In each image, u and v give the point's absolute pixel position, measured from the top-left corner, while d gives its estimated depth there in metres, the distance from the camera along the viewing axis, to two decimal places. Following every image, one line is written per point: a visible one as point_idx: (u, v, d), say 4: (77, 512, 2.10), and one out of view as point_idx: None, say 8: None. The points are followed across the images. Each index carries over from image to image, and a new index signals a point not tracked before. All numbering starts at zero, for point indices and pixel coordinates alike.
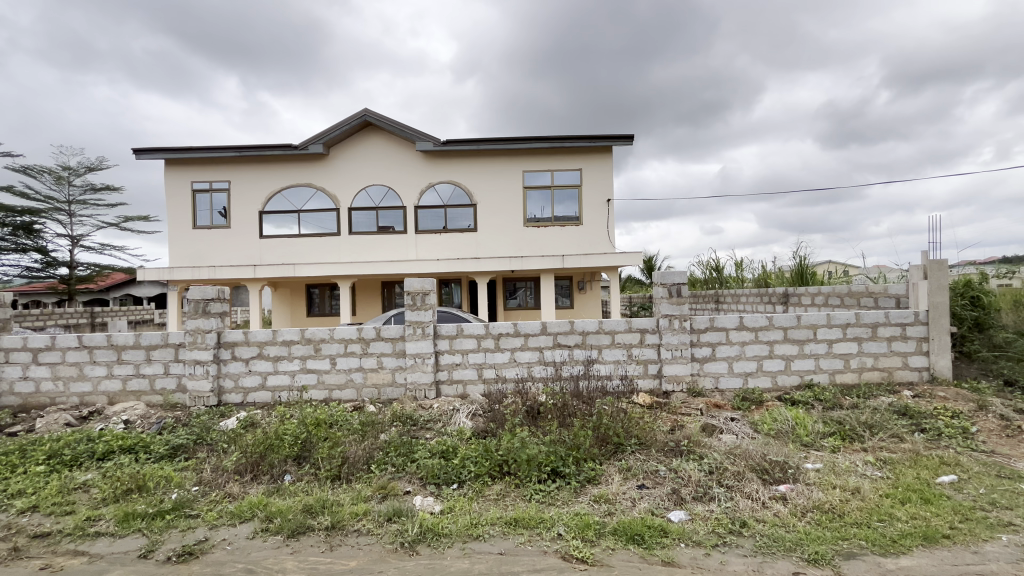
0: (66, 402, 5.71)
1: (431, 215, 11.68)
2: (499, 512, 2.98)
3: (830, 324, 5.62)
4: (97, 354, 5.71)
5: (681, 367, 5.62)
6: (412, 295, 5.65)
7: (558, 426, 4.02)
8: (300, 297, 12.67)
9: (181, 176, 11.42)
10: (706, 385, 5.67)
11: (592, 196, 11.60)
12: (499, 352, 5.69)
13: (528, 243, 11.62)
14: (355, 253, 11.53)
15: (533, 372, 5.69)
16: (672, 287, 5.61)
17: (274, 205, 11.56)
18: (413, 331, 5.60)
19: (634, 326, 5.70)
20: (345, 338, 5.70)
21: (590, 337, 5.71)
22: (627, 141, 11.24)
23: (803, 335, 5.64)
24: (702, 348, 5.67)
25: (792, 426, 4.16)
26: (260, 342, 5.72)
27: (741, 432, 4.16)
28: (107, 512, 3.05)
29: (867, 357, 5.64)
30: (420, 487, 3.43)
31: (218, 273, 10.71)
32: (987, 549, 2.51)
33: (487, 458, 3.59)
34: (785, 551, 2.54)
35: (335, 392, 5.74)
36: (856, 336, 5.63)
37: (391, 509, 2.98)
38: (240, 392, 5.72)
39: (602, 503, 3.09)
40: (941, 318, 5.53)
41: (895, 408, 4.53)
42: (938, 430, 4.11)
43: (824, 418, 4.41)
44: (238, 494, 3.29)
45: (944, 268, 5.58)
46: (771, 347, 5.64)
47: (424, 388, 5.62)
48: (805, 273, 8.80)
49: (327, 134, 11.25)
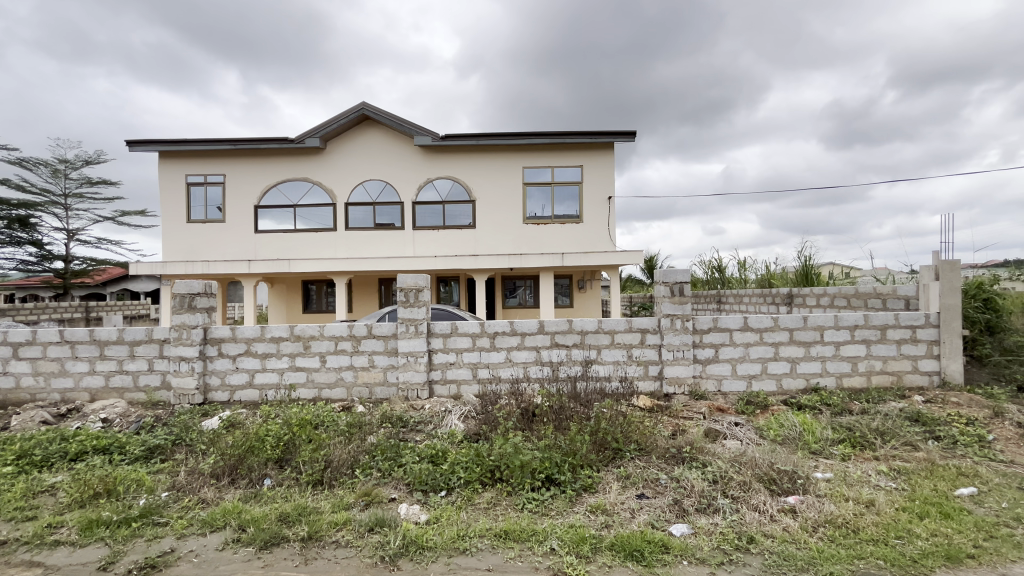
0: (45, 398, 5.51)
1: (429, 212, 11.47)
2: (488, 524, 2.79)
3: (838, 326, 5.44)
4: (79, 349, 5.53)
5: (683, 369, 5.41)
6: (405, 292, 5.44)
7: (553, 429, 3.82)
8: (296, 293, 12.53)
9: (175, 169, 11.24)
10: (708, 388, 5.47)
11: (593, 193, 11.39)
12: (494, 351, 5.50)
13: (528, 241, 11.42)
14: (351, 249, 11.34)
15: (529, 372, 5.49)
16: (675, 287, 5.41)
17: (270, 200, 11.38)
18: (407, 329, 5.42)
19: (635, 326, 5.51)
20: (335, 335, 5.52)
21: (589, 337, 5.51)
22: (629, 138, 11.05)
23: (809, 336, 5.45)
24: (705, 349, 5.48)
25: (800, 432, 3.96)
26: (247, 339, 5.54)
27: (745, 437, 4.00)
28: (71, 519, 2.86)
29: (876, 360, 5.46)
30: (406, 493, 3.24)
31: (211, 268, 10.53)
32: (1016, 571, 2.31)
33: (478, 463, 3.41)
34: (796, 571, 2.34)
35: (325, 391, 5.54)
36: (864, 339, 5.45)
37: (373, 518, 2.80)
38: (226, 390, 5.53)
39: (599, 514, 2.90)
40: (954, 320, 5.36)
41: (907, 415, 4.34)
42: (953, 438, 3.91)
43: (833, 424, 4.20)
44: (212, 499, 3.11)
45: (956, 269, 5.40)
46: (776, 349, 5.46)
47: (416, 388, 5.42)
48: (811, 274, 8.57)
49: (324, 128, 11.08)
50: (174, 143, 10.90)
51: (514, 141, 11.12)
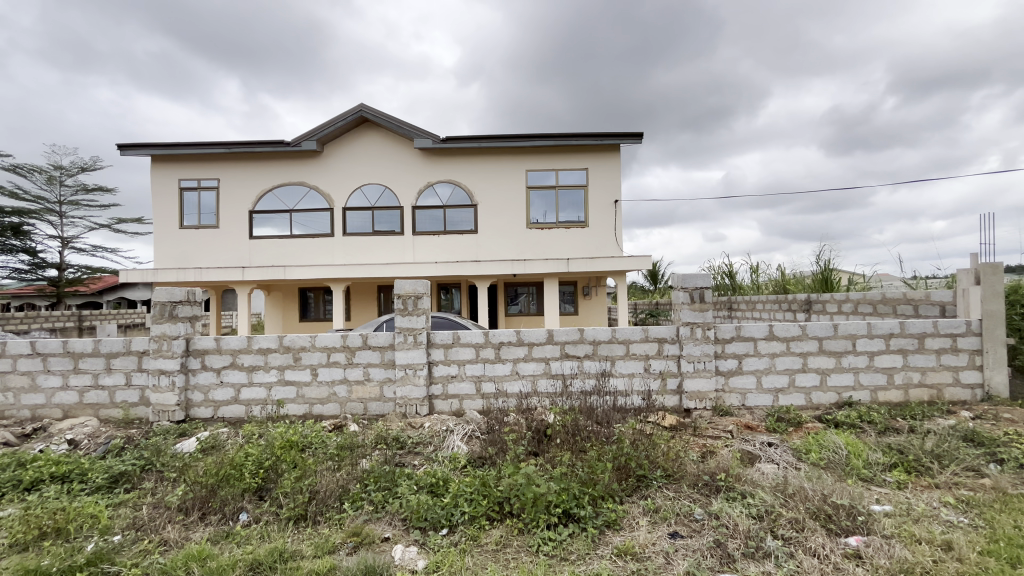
0: (14, 416, 5.10)
1: (429, 216, 11.09)
2: (499, 572, 2.36)
3: (871, 334, 5.01)
4: (52, 362, 5.11)
5: (704, 382, 4.97)
6: (403, 299, 5.02)
7: (568, 453, 3.39)
8: (293, 301, 12.12)
9: (167, 174, 10.87)
10: (733, 402, 5.03)
11: (599, 197, 11.00)
12: (499, 364, 5.07)
13: (531, 246, 11.04)
14: (349, 255, 10.95)
15: (538, 386, 5.06)
16: (695, 293, 4.99)
17: (266, 205, 11.02)
18: (404, 339, 4.99)
19: (651, 335, 5.08)
20: (327, 347, 5.09)
21: (602, 348, 5.09)
22: (636, 140, 10.69)
23: (840, 346, 5.03)
24: (728, 360, 5.06)
25: (845, 455, 3.52)
26: (233, 351, 5.12)
27: (782, 461, 3.57)
28: (6, 568, 2.44)
29: (913, 371, 5.02)
30: (402, 532, 2.80)
31: (204, 275, 10.14)
32: None
33: (484, 494, 2.98)
34: None
35: (316, 407, 5.11)
36: (899, 348, 5.02)
37: (360, 566, 2.36)
38: (210, 406, 5.11)
39: (627, 559, 2.46)
40: (998, 327, 4.93)
41: (960, 434, 3.90)
42: (1019, 462, 3.47)
43: (880, 445, 3.75)
44: (176, 541, 2.68)
45: (1000, 272, 4.98)
46: (804, 360, 5.04)
47: (415, 403, 4.99)
48: (831, 279, 8.10)
49: (322, 130, 10.73)
50: (166, 146, 10.55)
51: (517, 143, 10.74)
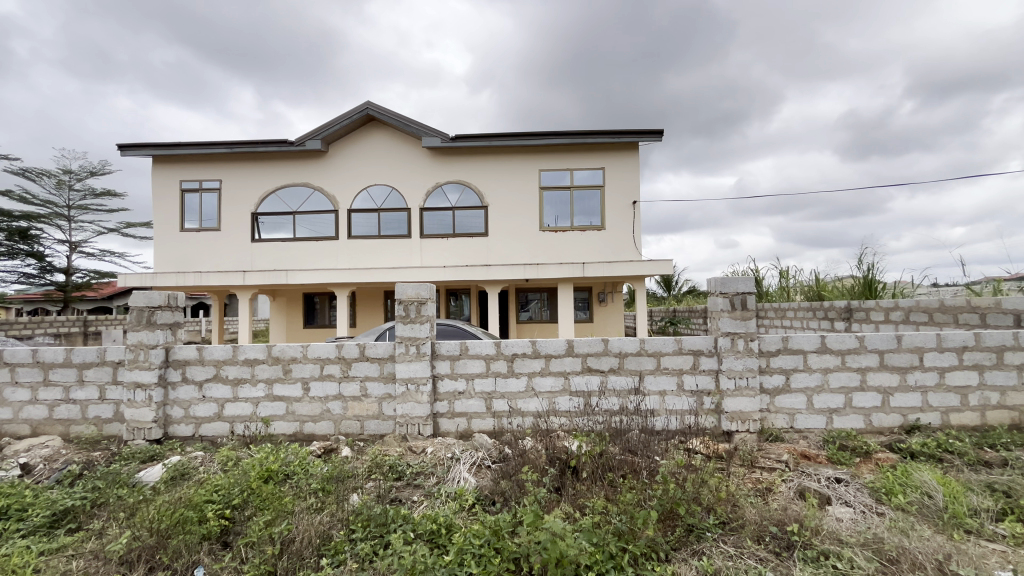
0: None
1: (437, 218, 10.58)
2: None
3: (941, 348, 4.33)
4: (20, 373, 4.62)
5: (747, 402, 4.31)
6: (405, 305, 4.46)
7: (599, 494, 2.78)
8: (296, 308, 11.64)
9: (168, 175, 10.49)
10: (780, 425, 4.39)
11: (616, 197, 10.39)
12: (512, 378, 4.48)
13: (545, 249, 10.46)
14: (354, 258, 10.46)
15: (556, 404, 4.45)
16: (736, 299, 4.36)
17: (268, 207, 10.59)
18: (406, 350, 4.42)
19: (685, 347, 4.46)
20: (320, 358, 4.54)
21: (629, 361, 4.47)
22: (656, 137, 10.07)
23: (905, 361, 4.35)
24: (773, 376, 4.40)
25: (940, 498, 2.86)
26: (217, 361, 4.59)
27: (859, 503, 2.93)
28: None
29: (991, 391, 4.32)
30: None
31: (203, 279, 9.72)
32: None
33: (497, 550, 2.37)
34: None
35: (307, 425, 4.55)
36: (974, 364, 4.32)
37: None
38: (190, 423, 4.58)
39: None
40: None
41: None
42: None
43: (977, 484, 3.09)
44: None
45: None
46: (863, 377, 4.36)
47: (418, 423, 4.40)
48: (874, 284, 7.38)
49: (326, 129, 10.28)
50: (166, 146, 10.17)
51: (530, 141, 10.18)
